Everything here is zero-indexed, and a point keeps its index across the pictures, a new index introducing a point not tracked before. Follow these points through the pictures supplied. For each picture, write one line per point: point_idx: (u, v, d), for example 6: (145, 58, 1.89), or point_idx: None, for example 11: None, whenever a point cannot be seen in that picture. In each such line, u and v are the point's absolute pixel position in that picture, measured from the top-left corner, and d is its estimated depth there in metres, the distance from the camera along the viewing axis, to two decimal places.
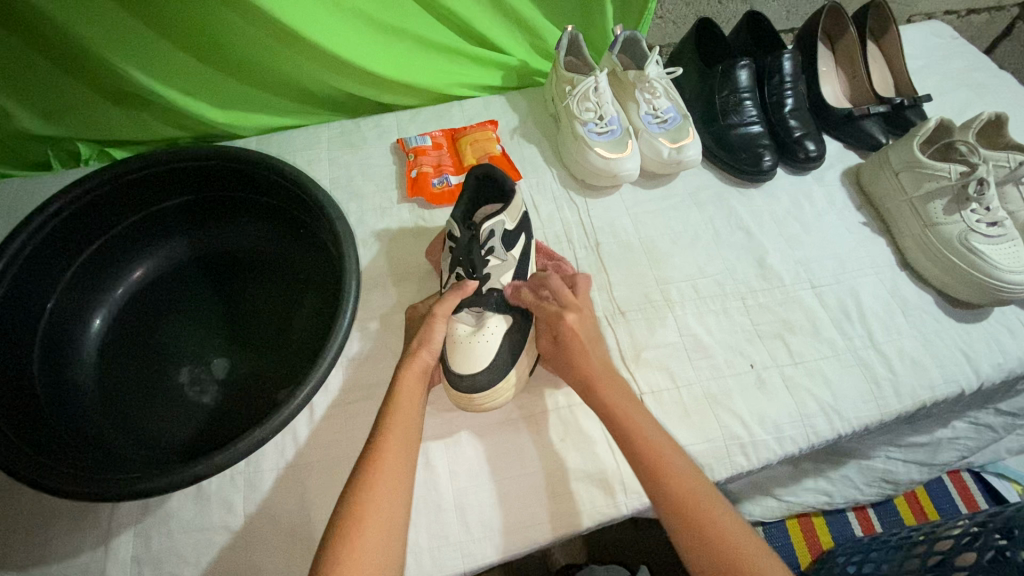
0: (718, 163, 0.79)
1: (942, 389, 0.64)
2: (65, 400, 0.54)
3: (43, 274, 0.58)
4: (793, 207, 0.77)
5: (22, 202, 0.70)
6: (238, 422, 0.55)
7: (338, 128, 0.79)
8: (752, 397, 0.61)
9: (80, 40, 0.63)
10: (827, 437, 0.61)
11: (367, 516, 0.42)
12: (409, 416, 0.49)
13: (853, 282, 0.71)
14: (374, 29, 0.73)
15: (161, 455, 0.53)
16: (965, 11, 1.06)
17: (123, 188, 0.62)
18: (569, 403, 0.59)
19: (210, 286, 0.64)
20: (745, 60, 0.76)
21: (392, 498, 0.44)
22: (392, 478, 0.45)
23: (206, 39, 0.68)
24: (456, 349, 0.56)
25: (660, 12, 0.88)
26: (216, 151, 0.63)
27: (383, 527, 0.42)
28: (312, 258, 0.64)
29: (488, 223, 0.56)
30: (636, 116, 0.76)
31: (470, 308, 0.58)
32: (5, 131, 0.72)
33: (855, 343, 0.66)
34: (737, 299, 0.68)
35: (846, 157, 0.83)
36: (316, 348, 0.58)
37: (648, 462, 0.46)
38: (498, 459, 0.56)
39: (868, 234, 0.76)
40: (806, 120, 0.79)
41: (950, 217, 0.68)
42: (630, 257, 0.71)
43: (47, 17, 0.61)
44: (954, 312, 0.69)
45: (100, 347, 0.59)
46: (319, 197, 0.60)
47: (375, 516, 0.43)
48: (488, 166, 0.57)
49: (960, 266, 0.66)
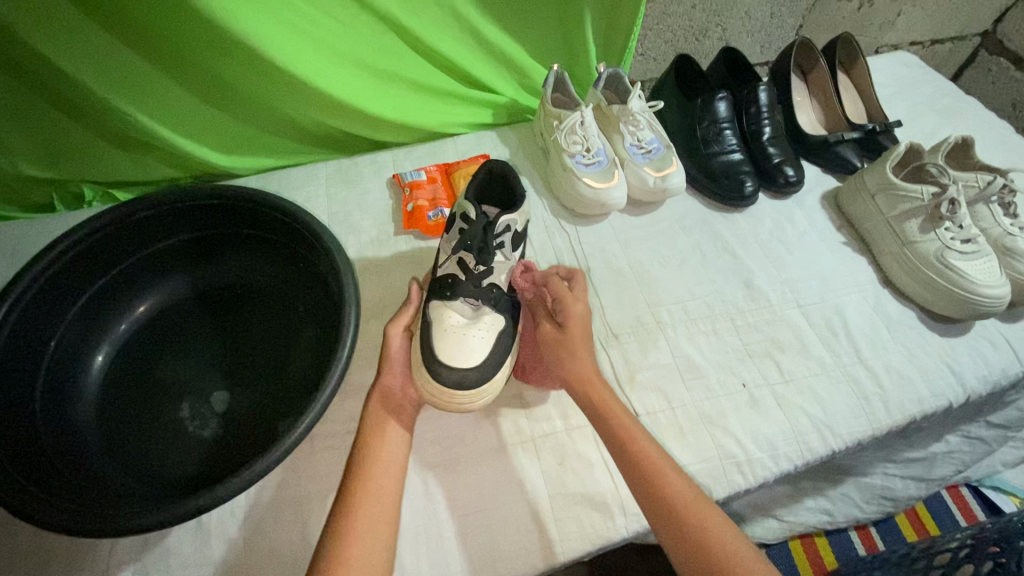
0: (702, 190, 0.82)
1: (931, 403, 0.65)
2: (66, 436, 0.55)
3: (48, 312, 0.59)
4: (775, 230, 0.80)
5: (25, 244, 0.71)
6: (237, 455, 0.55)
7: (335, 165, 0.82)
8: (746, 416, 0.62)
9: (87, 89, 0.66)
10: (821, 453, 0.62)
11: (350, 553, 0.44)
12: (384, 441, 0.52)
13: (838, 301, 0.73)
14: (370, 72, 0.77)
15: (160, 490, 0.53)
16: (930, 42, 1.12)
17: (129, 227, 0.63)
18: (566, 426, 0.60)
19: (211, 321, 0.65)
20: (723, 93, 0.80)
21: (374, 521, 0.47)
22: (373, 505, 0.47)
23: (208, 85, 0.71)
24: (447, 338, 0.56)
25: (641, 50, 0.92)
26: (218, 190, 0.64)
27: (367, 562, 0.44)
28: (311, 289, 0.66)
29: (508, 214, 0.59)
30: (622, 147, 0.79)
31: (467, 300, 0.58)
32: (11, 176, 0.74)
33: (843, 359, 0.67)
34: (727, 320, 0.70)
35: (824, 181, 0.86)
36: (315, 379, 0.59)
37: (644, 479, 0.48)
38: (497, 484, 0.57)
39: (850, 253, 0.78)
40: (784, 146, 0.83)
41: (926, 235, 0.71)
42: (621, 282, 0.73)
43: (56, 69, 0.64)
44: (937, 327, 0.71)
45: (102, 383, 0.60)
46: (319, 231, 0.62)
47: (360, 543, 0.45)
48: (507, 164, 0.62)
49: (939, 282, 0.69)
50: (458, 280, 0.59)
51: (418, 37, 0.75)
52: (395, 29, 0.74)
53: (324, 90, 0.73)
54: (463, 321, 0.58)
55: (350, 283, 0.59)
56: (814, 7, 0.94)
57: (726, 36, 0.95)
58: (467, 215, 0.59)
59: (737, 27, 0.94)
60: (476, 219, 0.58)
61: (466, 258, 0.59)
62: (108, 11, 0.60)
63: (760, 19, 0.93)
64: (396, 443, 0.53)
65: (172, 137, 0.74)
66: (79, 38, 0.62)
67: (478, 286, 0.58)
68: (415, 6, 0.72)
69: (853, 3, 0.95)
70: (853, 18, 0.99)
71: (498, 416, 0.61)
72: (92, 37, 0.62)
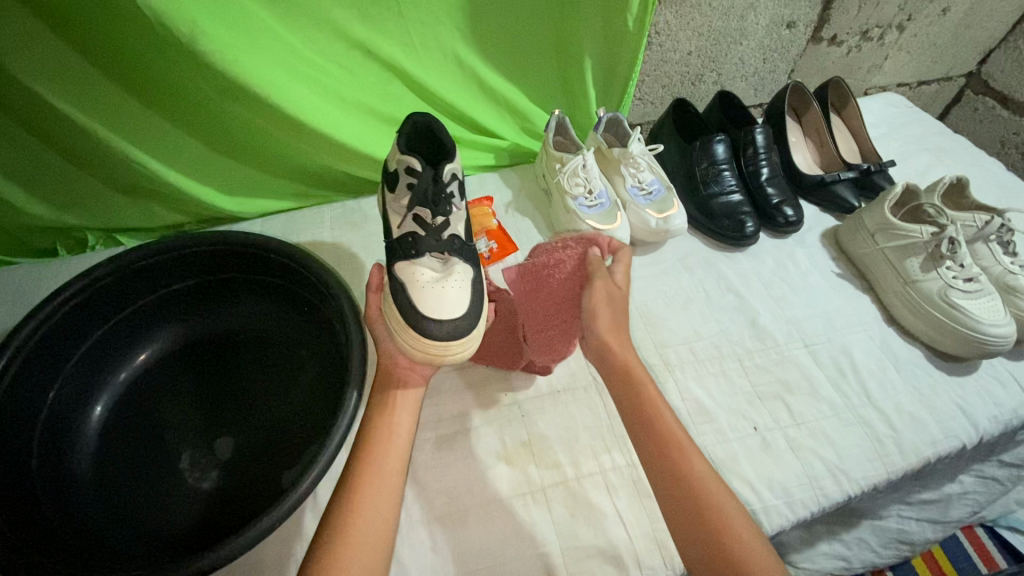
0: (704, 230, 0.83)
1: (944, 444, 0.64)
2: (62, 492, 0.53)
3: (49, 362, 0.58)
4: (778, 268, 0.80)
5: (26, 291, 0.71)
6: (238, 508, 0.53)
7: (341, 209, 0.83)
8: (759, 461, 0.61)
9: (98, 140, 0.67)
10: (837, 498, 0.60)
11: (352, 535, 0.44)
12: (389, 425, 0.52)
13: (844, 339, 0.73)
14: (376, 118, 0.78)
15: (158, 547, 0.51)
16: (917, 83, 1.15)
17: (133, 274, 0.63)
18: (576, 475, 0.59)
19: (213, 367, 0.64)
20: (720, 136, 0.81)
21: (376, 514, 0.45)
22: (377, 492, 0.46)
23: (216, 132, 0.72)
24: (425, 293, 0.54)
25: (639, 94, 0.95)
26: (225, 236, 0.65)
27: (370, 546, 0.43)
28: (315, 334, 0.65)
29: (450, 166, 0.59)
30: (623, 189, 0.80)
31: (434, 254, 0.56)
32: (16, 223, 0.74)
33: (853, 400, 0.67)
34: (735, 360, 0.70)
35: (823, 220, 0.87)
36: (321, 428, 0.58)
37: (666, 450, 0.48)
38: (507, 536, 0.55)
39: (853, 291, 0.79)
40: (782, 187, 0.85)
41: (928, 274, 0.71)
42: (627, 323, 0.72)
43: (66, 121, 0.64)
44: (944, 366, 0.71)
45: (100, 435, 0.59)
46: (325, 276, 0.62)
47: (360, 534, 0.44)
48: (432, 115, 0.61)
49: (944, 321, 0.69)
50: (419, 234, 0.57)
51: (422, 84, 0.77)
52: (401, 77, 0.76)
53: (331, 136, 0.74)
54: (436, 276, 0.55)
55: (356, 329, 0.58)
56: (805, 52, 0.97)
57: (721, 80, 0.98)
58: (410, 167, 0.57)
59: (731, 72, 0.97)
60: (421, 172, 0.57)
61: (423, 213, 0.58)
62: (122, 63, 0.62)
63: (753, 64, 0.96)
64: (399, 416, 0.53)
65: (179, 183, 0.74)
66: (92, 89, 0.63)
67: (439, 239, 0.57)
68: (420, 56, 0.74)
69: (841, 48, 0.99)
70: (843, 63, 1.03)
71: (506, 464, 0.60)
72: (105, 88, 0.64)
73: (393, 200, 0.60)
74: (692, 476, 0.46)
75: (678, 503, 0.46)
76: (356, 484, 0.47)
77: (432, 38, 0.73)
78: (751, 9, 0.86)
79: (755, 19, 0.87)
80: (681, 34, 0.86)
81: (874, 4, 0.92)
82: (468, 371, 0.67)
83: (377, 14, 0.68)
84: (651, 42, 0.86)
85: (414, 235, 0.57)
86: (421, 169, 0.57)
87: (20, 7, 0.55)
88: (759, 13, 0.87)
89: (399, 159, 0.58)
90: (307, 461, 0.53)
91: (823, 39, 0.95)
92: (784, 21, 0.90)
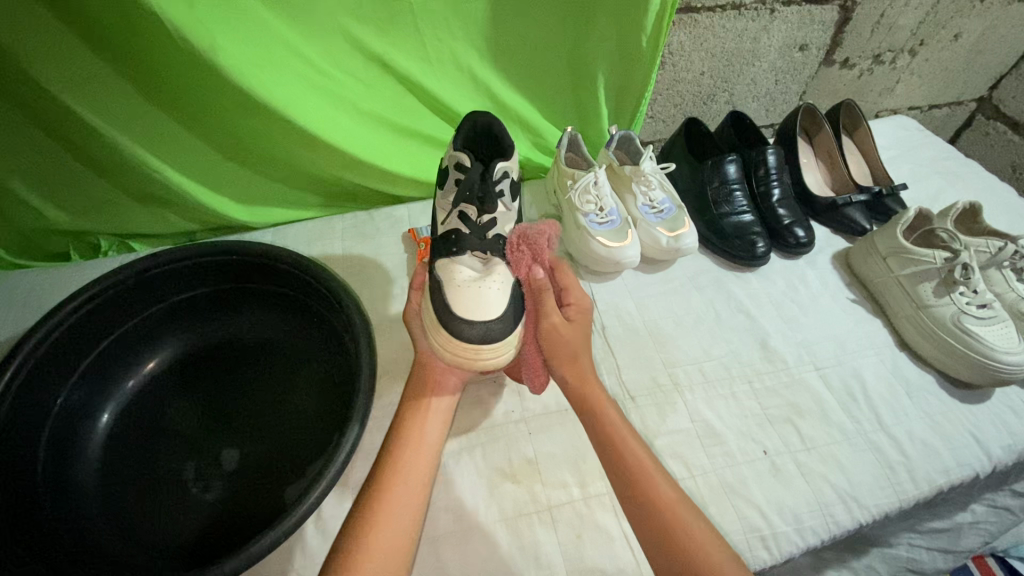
0: (714, 249, 0.83)
1: (957, 473, 0.63)
2: (66, 500, 0.53)
3: (58, 368, 0.58)
4: (789, 289, 0.80)
5: (37, 295, 0.71)
6: (242, 520, 0.53)
7: (352, 220, 0.83)
8: (768, 485, 0.60)
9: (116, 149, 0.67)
10: (848, 526, 0.59)
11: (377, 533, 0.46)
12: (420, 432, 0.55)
13: (855, 363, 0.72)
14: (388, 130, 0.79)
15: (159, 559, 0.50)
16: (927, 107, 1.15)
17: (145, 282, 0.63)
18: (584, 495, 0.58)
19: (221, 377, 0.64)
20: (732, 155, 0.81)
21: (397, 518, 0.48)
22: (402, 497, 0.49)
23: (232, 140, 0.73)
24: (461, 291, 0.57)
25: (651, 113, 0.96)
26: (238, 246, 0.65)
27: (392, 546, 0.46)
28: (324, 347, 0.65)
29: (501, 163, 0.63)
30: (634, 207, 0.80)
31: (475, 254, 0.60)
32: (30, 227, 0.74)
33: (864, 426, 0.66)
34: (744, 382, 0.69)
35: (834, 242, 0.87)
36: (327, 442, 0.57)
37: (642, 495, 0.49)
38: (512, 557, 0.54)
39: (864, 314, 0.78)
40: (794, 208, 0.84)
41: (941, 299, 0.71)
42: (636, 341, 0.72)
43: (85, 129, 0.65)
44: (957, 393, 0.70)
45: (106, 442, 0.59)
46: (335, 288, 0.62)
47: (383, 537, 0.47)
48: (493, 116, 0.66)
49: (957, 347, 0.68)
50: (463, 232, 0.60)
51: (437, 99, 0.77)
52: (415, 91, 0.76)
53: (344, 148, 0.74)
54: (474, 275, 0.58)
55: (366, 342, 0.58)
56: (817, 75, 0.98)
57: (732, 100, 0.98)
58: (461, 165, 0.64)
59: (743, 92, 0.97)
60: (472, 168, 0.63)
61: (468, 209, 0.62)
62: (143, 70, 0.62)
63: (765, 85, 0.97)
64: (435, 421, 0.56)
65: (194, 191, 0.75)
66: (112, 96, 0.64)
67: (482, 239, 0.61)
68: (435, 70, 0.75)
69: (853, 71, 0.99)
70: (854, 85, 1.03)
71: (513, 482, 0.59)
72: (126, 94, 0.64)
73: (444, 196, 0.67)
74: (670, 506, 0.48)
75: (645, 531, 0.48)
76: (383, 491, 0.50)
77: (447, 53, 0.74)
78: (764, 31, 0.86)
79: (767, 41, 0.88)
80: (693, 54, 0.87)
81: (886, 28, 0.92)
82: (476, 386, 0.66)
83: (394, 29, 0.69)
84: (664, 61, 0.86)
85: (459, 234, 0.60)
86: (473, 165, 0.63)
87: (46, 15, 0.56)
88: (771, 35, 0.87)
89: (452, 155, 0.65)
90: (314, 475, 0.52)
91: (836, 61, 0.96)
92: (797, 43, 0.90)
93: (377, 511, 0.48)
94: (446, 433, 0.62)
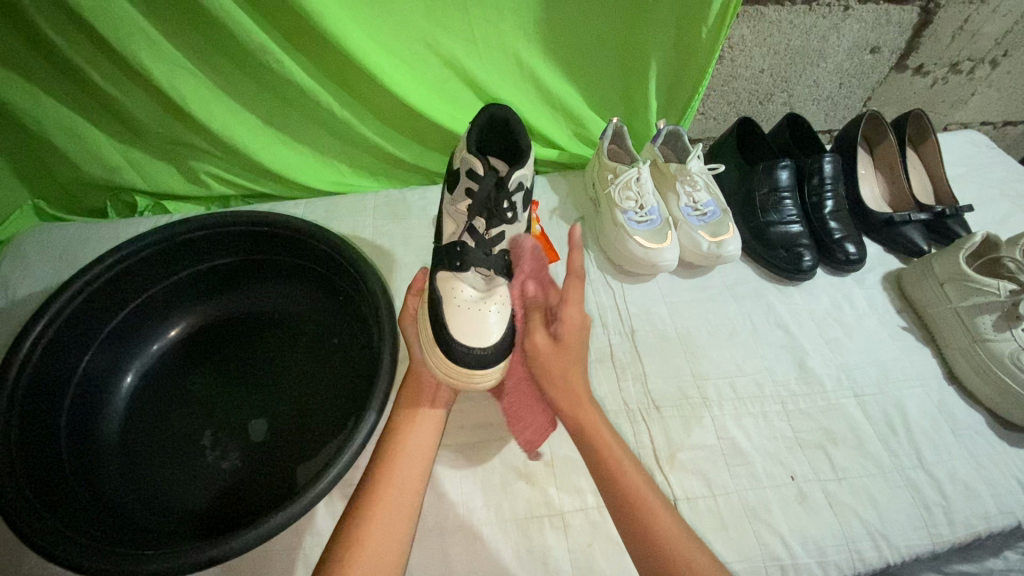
0: (757, 259, 0.79)
1: (998, 521, 0.59)
2: (88, 457, 0.54)
3: (87, 327, 0.58)
4: (833, 308, 0.76)
5: (73, 248, 0.72)
6: (255, 493, 0.53)
7: (384, 198, 0.81)
8: (793, 513, 0.58)
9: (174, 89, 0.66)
10: (874, 565, 0.56)
11: (365, 546, 0.44)
12: (415, 443, 0.52)
13: (898, 394, 0.68)
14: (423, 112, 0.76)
15: (174, 523, 0.51)
16: (1002, 123, 1.07)
17: (175, 248, 0.63)
18: (598, 504, 0.57)
19: (246, 347, 0.64)
20: (785, 161, 0.77)
21: (388, 530, 0.45)
22: (394, 505, 0.47)
23: (278, 103, 0.72)
24: (460, 313, 0.53)
25: (702, 109, 0.91)
26: (268, 218, 0.64)
27: (382, 559, 0.44)
28: (348, 326, 0.64)
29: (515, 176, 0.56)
30: (676, 208, 0.77)
31: (478, 270, 0.56)
32: (71, 180, 0.75)
33: (903, 461, 0.62)
34: (777, 403, 0.66)
35: (886, 261, 0.82)
36: (344, 424, 0.57)
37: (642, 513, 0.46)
38: (522, 560, 0.53)
39: (913, 341, 0.73)
40: (846, 222, 0.79)
41: (1001, 333, 0.65)
42: (664, 347, 0.69)
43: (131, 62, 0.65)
44: (1007, 435, 0.66)
45: (129, 403, 0.59)
46: (363, 267, 0.60)
47: (371, 547, 0.44)
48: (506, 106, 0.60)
49: (1013, 388, 0.64)
50: (467, 249, 0.55)
51: (482, 82, 0.74)
52: (459, 75, 0.74)
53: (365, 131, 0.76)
54: (476, 295, 0.55)
55: (389, 329, 0.57)
56: (886, 81, 0.91)
57: (791, 102, 0.93)
58: (472, 172, 0.55)
59: (803, 94, 0.91)
60: (485, 178, 0.54)
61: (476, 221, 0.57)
62: (197, 22, 0.61)
63: (828, 88, 0.91)
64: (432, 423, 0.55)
65: (240, 173, 0.79)
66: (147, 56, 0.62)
67: (488, 255, 0.56)
68: (484, 52, 0.72)
69: (926, 79, 0.92)
70: (926, 95, 0.96)
71: (528, 482, 0.58)
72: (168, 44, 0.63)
73: (451, 201, 0.60)
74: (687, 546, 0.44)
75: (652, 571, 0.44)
76: (367, 499, 0.47)
77: (495, 36, 0.70)
78: (834, 30, 0.80)
79: (837, 40, 0.82)
80: (755, 50, 0.81)
81: (969, 35, 0.85)
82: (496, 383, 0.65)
83: (444, 8, 0.66)
84: (722, 56, 0.81)
85: (464, 246, 0.55)
86: (482, 175, 0.54)
87: None
88: (842, 34, 0.81)
89: (465, 161, 0.56)
90: (330, 456, 0.52)
91: (909, 67, 0.89)
92: (868, 45, 0.84)
93: (367, 520, 0.46)
94: (464, 426, 0.61)
